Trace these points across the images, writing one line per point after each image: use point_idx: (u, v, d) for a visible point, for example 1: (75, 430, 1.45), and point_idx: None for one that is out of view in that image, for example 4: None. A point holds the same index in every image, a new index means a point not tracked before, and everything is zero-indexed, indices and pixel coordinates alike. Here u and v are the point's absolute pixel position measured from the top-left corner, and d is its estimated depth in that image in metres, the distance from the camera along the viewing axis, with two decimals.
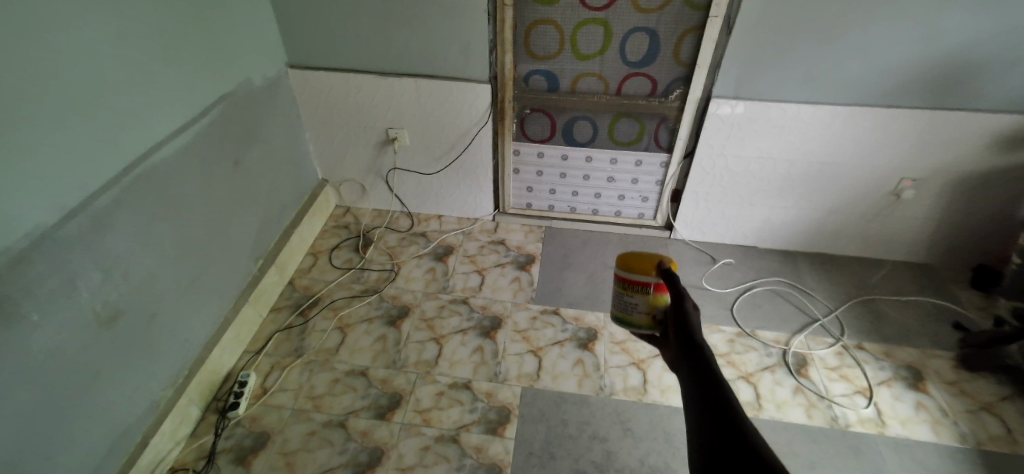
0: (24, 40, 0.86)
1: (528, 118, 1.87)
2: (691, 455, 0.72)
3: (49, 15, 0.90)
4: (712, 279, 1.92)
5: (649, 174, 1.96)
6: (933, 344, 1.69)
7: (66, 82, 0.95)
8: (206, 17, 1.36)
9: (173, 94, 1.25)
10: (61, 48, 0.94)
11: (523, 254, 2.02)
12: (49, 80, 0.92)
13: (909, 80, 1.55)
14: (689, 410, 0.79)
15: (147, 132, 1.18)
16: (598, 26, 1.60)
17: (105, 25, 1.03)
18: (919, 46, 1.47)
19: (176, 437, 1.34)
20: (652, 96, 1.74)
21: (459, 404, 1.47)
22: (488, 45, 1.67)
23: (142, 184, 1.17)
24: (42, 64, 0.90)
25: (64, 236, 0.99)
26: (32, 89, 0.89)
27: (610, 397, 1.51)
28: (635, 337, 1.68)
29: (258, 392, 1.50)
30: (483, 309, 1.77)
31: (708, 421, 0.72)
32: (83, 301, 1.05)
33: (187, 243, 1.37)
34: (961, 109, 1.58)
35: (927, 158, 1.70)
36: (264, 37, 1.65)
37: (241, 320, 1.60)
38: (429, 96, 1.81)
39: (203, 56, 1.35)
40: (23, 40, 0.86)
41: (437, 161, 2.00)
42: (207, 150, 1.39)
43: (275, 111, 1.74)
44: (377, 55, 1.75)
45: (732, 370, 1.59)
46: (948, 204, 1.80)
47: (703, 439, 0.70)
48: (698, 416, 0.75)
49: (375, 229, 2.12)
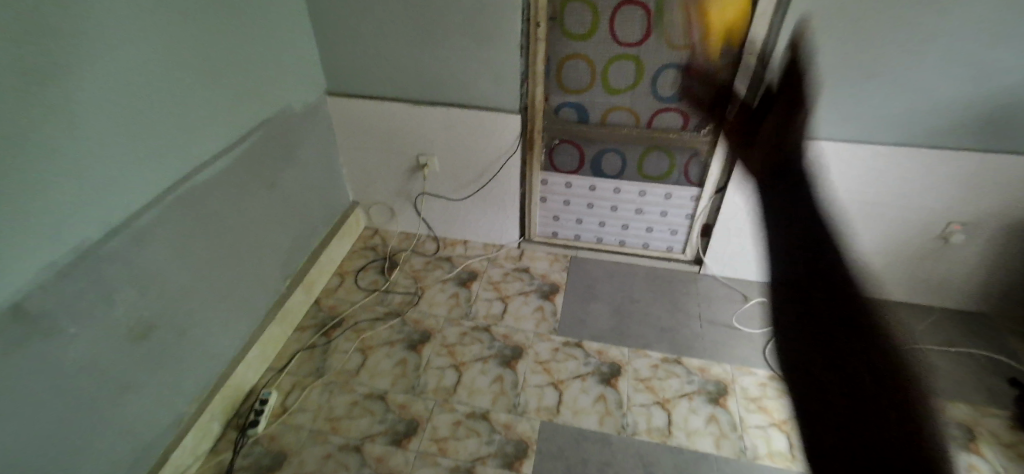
0: (73, 65, 0.93)
1: (557, 148, 1.88)
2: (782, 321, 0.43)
3: (101, 43, 0.97)
4: (743, 318, 1.85)
5: (678, 207, 1.93)
6: (987, 400, 1.56)
7: (111, 106, 1.01)
8: (254, 46, 1.44)
9: (216, 118, 1.31)
10: (111, 74, 1.00)
11: (547, 282, 2.00)
12: (97, 103, 0.98)
13: (954, 120, 1.49)
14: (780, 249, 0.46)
15: (189, 153, 1.24)
16: (631, 62, 1.62)
17: (155, 54, 1.10)
18: (964, 85, 1.42)
19: (196, 452, 1.35)
20: (684, 130, 1.73)
21: (476, 435, 1.44)
22: (520, 77, 1.70)
23: (184, 203, 1.23)
24: (90, 89, 0.96)
25: (103, 251, 1.04)
26: (77, 112, 0.94)
27: (633, 437, 1.45)
28: (660, 375, 1.62)
29: (278, 410, 1.51)
30: (505, 338, 1.75)
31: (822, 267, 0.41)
32: (120, 315, 1.10)
33: (222, 260, 1.41)
34: (1012, 150, 1.50)
35: (976, 201, 1.62)
36: (306, 65, 1.73)
37: (267, 337, 1.62)
38: (460, 124, 1.84)
39: (248, 83, 1.43)
40: (71, 66, 0.92)
41: (465, 188, 2.03)
42: (245, 170, 1.45)
43: (311, 135, 1.81)
44: (412, 85, 1.80)
45: (764, 416, 1.51)
46: (1002, 250, 1.70)
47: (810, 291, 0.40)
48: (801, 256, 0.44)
49: (401, 252, 2.15)
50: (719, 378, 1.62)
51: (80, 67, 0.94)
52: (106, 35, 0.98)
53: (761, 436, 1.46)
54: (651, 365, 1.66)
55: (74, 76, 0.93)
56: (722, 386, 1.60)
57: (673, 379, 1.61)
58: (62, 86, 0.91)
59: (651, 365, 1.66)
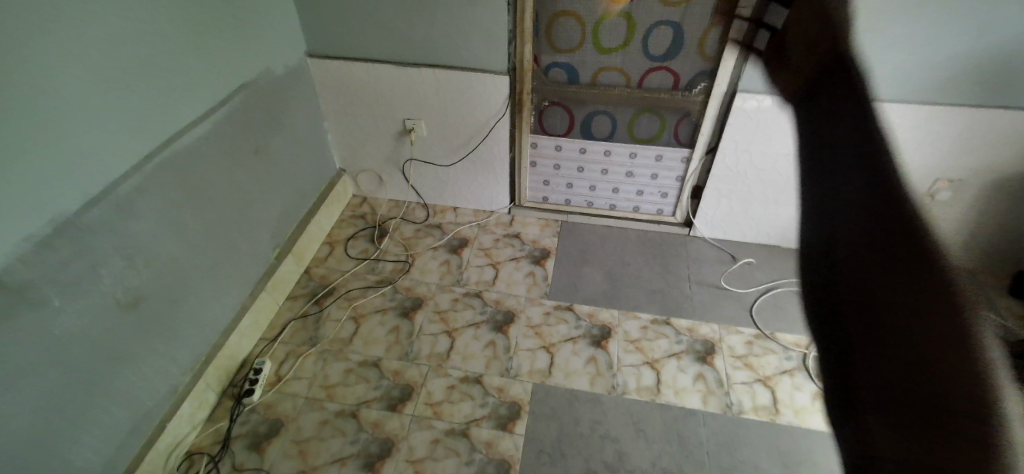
0: (40, 28, 0.87)
1: (546, 110, 1.84)
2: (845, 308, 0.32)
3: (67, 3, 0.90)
4: (731, 278, 1.87)
5: (669, 170, 1.91)
6: None
7: (84, 72, 0.96)
8: (229, 5, 1.36)
9: (195, 83, 1.25)
10: (81, 37, 0.94)
11: (538, 248, 1.99)
12: (67, 69, 0.93)
13: (954, 76, 1.47)
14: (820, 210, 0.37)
15: (167, 121, 1.19)
16: (622, 19, 1.55)
17: (128, 15, 1.04)
18: (967, 40, 1.39)
19: (193, 421, 1.37)
20: (676, 90, 1.68)
21: (470, 399, 1.47)
22: (509, 36, 1.63)
23: (164, 175, 1.19)
24: (59, 54, 0.91)
25: (86, 224, 1.01)
26: (46, 80, 0.89)
27: (622, 396, 1.49)
28: (650, 336, 1.66)
29: (273, 379, 1.53)
30: (497, 304, 1.76)
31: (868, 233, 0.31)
32: (107, 289, 1.08)
33: (208, 233, 1.39)
34: (1006, 107, 1.49)
35: (967, 159, 1.62)
36: (285, 25, 1.64)
37: (258, 308, 1.61)
38: (446, 86, 1.78)
39: (225, 45, 1.35)
40: (36, 29, 0.86)
41: (454, 153, 1.98)
42: (227, 139, 1.40)
43: (294, 100, 1.74)
44: (396, 45, 1.73)
45: (750, 373, 1.55)
46: (987, 207, 1.72)
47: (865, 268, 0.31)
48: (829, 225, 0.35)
49: (391, 220, 2.12)
50: (708, 338, 1.65)
51: (46, 29, 0.88)
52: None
53: (747, 392, 1.50)
54: (641, 327, 1.68)
55: (41, 40, 0.87)
56: (709, 345, 1.63)
57: (663, 340, 1.64)
58: (29, 51, 0.85)
59: (642, 327, 1.69)
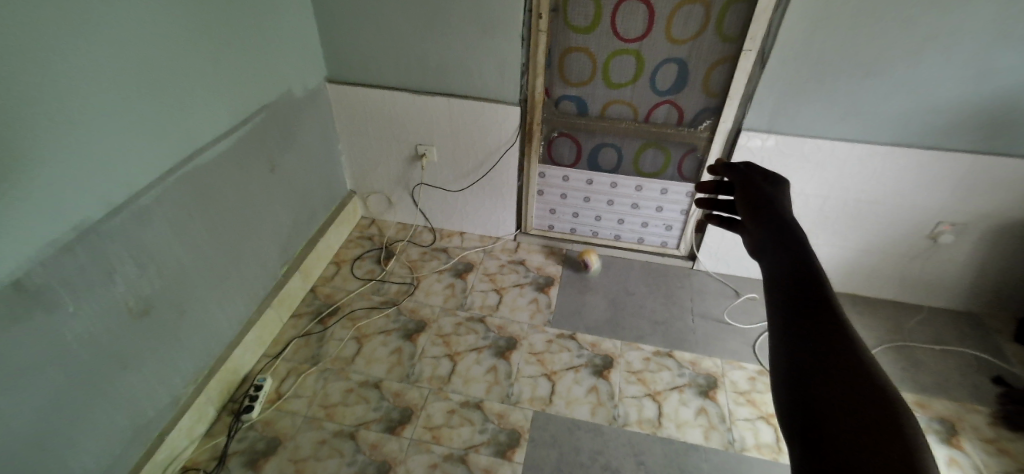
0: (78, 44, 0.92)
1: (555, 141, 1.89)
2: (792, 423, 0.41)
3: (104, 22, 0.96)
4: (735, 313, 1.87)
5: (674, 203, 1.95)
6: (971, 397, 1.60)
7: (113, 85, 1.01)
8: (254, 29, 1.43)
9: (217, 101, 1.31)
10: (113, 53, 1.00)
11: (542, 275, 2.01)
12: (99, 82, 0.98)
13: (952, 122, 1.51)
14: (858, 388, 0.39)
15: (190, 135, 1.23)
16: (631, 56, 1.62)
17: (158, 34, 1.10)
18: (965, 87, 1.44)
19: (191, 435, 1.36)
20: (681, 124, 1.74)
21: (470, 424, 1.46)
22: (521, 69, 1.70)
23: (183, 186, 1.23)
24: (93, 68, 0.96)
25: (105, 230, 1.04)
26: (78, 91, 0.94)
27: (624, 428, 1.47)
28: (652, 368, 1.65)
29: (273, 396, 1.52)
30: (499, 329, 1.76)
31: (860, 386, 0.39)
32: (117, 295, 1.10)
33: (220, 245, 1.42)
34: (1004, 153, 1.53)
35: (968, 202, 1.65)
36: (307, 50, 1.72)
37: (263, 323, 1.63)
38: (459, 114, 1.84)
39: (248, 65, 1.42)
40: (75, 44, 0.92)
41: (463, 178, 2.03)
42: (244, 154, 1.45)
43: (311, 121, 1.81)
44: (412, 73, 1.80)
45: (753, 409, 1.53)
46: (990, 252, 1.73)
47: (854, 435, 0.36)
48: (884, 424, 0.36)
49: (398, 242, 2.15)
50: (710, 372, 1.65)
51: (84, 45, 0.93)
52: (110, 14, 0.97)
53: (750, 428, 1.48)
54: (643, 358, 1.68)
55: (77, 53, 0.92)
56: (712, 379, 1.62)
57: (665, 372, 1.64)
58: (65, 63, 0.91)
59: (644, 357, 1.68)
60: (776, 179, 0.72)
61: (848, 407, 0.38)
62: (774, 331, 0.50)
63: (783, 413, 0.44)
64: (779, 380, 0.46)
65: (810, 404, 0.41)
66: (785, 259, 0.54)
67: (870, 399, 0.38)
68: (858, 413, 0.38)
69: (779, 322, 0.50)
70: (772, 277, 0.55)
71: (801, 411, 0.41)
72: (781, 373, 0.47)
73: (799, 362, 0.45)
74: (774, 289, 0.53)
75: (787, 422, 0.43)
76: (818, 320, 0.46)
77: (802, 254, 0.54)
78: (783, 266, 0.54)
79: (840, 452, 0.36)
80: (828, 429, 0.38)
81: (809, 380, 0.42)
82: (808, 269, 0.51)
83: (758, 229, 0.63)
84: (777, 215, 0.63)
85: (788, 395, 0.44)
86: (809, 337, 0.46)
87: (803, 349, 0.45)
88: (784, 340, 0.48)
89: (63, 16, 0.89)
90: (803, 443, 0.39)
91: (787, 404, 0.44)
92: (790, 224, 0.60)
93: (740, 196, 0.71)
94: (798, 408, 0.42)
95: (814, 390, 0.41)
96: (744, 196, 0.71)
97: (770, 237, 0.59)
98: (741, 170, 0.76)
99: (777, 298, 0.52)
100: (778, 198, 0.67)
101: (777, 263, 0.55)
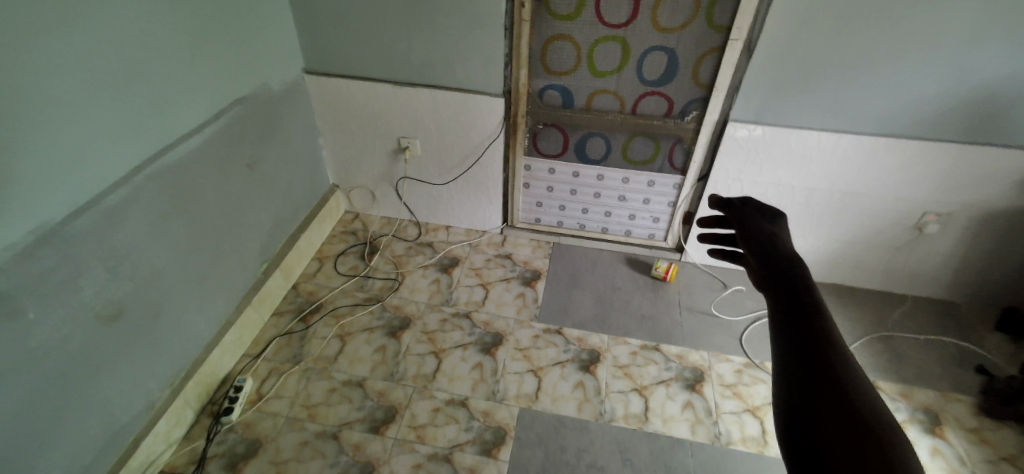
0: (35, 36, 0.86)
1: (541, 133, 1.85)
2: (789, 432, 0.41)
3: (62, 11, 0.90)
4: (721, 305, 1.87)
5: (662, 195, 1.93)
6: (952, 386, 1.62)
7: (75, 79, 0.95)
8: (227, 18, 1.37)
9: (188, 97, 1.26)
10: (74, 45, 0.93)
11: (529, 269, 1.99)
12: (58, 75, 0.92)
13: (941, 113, 1.50)
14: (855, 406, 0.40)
15: (159, 132, 1.18)
16: (617, 44, 1.58)
17: (125, 27, 1.04)
18: (954, 77, 1.42)
19: (169, 439, 1.33)
20: (668, 116, 1.71)
21: (455, 422, 1.44)
22: (504, 60, 1.66)
23: (154, 184, 1.18)
24: (52, 60, 0.90)
25: (71, 231, 0.99)
26: (34, 85, 0.88)
27: (610, 424, 1.47)
28: (639, 362, 1.64)
29: (254, 397, 1.49)
30: (486, 325, 1.74)
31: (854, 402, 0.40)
32: (86, 299, 1.06)
33: (195, 245, 1.37)
34: (991, 144, 1.53)
35: (954, 194, 1.64)
36: (283, 41, 1.66)
37: (243, 322, 1.59)
38: (443, 106, 1.80)
39: (221, 56, 1.36)
40: (32, 35, 0.86)
41: (448, 172, 1.99)
42: (219, 151, 1.40)
43: (289, 114, 1.75)
44: (393, 65, 1.75)
45: (738, 403, 1.53)
46: (974, 243, 1.74)
47: (854, 445, 0.36)
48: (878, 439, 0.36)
49: (382, 237, 2.11)
50: (697, 365, 1.64)
51: (40, 35, 0.87)
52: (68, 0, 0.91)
53: (735, 422, 1.48)
54: (630, 352, 1.67)
55: (31, 43, 0.86)
56: (698, 373, 1.62)
57: (652, 366, 1.63)
58: (21, 55, 0.84)
59: (631, 352, 1.67)
60: (775, 215, 0.71)
61: (847, 415, 0.39)
62: (771, 346, 0.50)
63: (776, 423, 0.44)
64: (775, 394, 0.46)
65: (807, 412, 0.41)
66: (784, 283, 0.54)
67: (861, 411, 0.39)
68: (855, 420, 0.38)
69: (776, 337, 0.50)
70: (773, 298, 0.54)
71: (799, 415, 0.41)
72: (776, 387, 0.46)
73: (795, 374, 0.45)
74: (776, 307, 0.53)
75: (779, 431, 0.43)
76: (813, 336, 0.47)
77: (801, 278, 0.54)
78: (783, 291, 0.53)
79: (835, 454, 0.36)
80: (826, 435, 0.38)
81: (808, 392, 0.42)
82: (809, 296, 0.51)
83: (756, 257, 0.61)
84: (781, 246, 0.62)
85: (783, 406, 0.44)
86: (807, 349, 0.46)
87: (801, 360, 0.45)
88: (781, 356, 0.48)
89: (19, 6, 0.82)
90: (800, 448, 0.39)
91: (780, 414, 0.43)
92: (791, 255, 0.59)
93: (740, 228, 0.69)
94: (793, 415, 0.42)
95: (808, 399, 0.42)
96: (742, 229, 0.69)
97: (772, 264, 0.58)
98: (737, 205, 0.73)
99: (775, 317, 0.51)
100: (779, 235, 0.66)
101: (778, 287, 0.55)
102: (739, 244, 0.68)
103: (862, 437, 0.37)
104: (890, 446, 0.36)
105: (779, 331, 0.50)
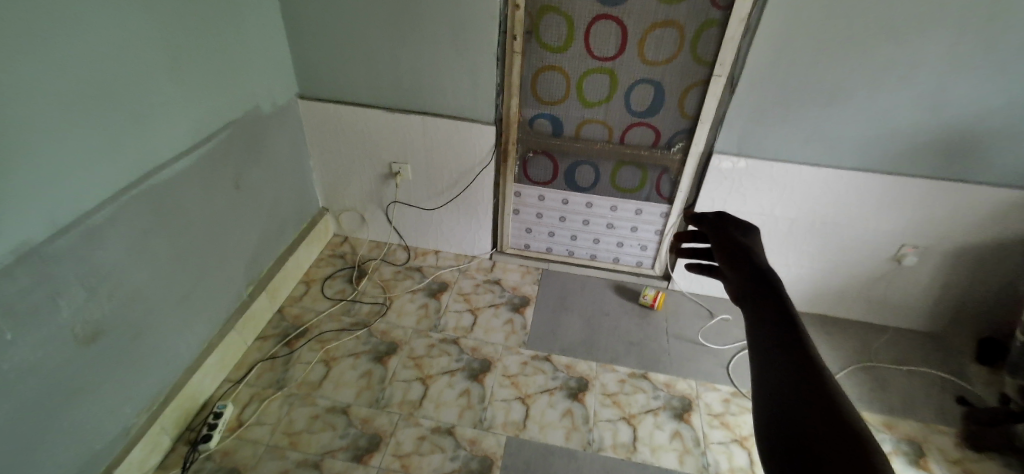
0: (21, 52, 0.87)
1: (531, 160, 1.89)
2: (775, 445, 0.41)
3: (50, 27, 0.91)
4: (708, 334, 1.88)
5: (649, 223, 1.96)
6: (935, 416, 1.64)
7: (59, 94, 0.95)
8: (221, 42, 1.40)
9: (179, 117, 1.27)
10: (60, 62, 0.94)
11: (518, 295, 1.99)
12: (44, 90, 0.92)
13: (910, 148, 1.57)
14: (837, 418, 0.40)
15: (147, 152, 1.19)
16: (605, 76, 1.64)
17: (119, 49, 1.07)
18: (921, 115, 1.51)
19: (143, 467, 1.28)
20: (655, 147, 1.76)
21: (441, 451, 1.41)
22: (496, 89, 1.71)
23: (140, 203, 1.18)
24: (36, 76, 0.90)
25: (51, 251, 0.98)
26: (17, 99, 0.88)
27: (599, 453, 1.45)
28: (627, 390, 1.64)
29: (234, 424, 1.45)
30: (473, 351, 1.73)
31: (836, 414, 0.41)
32: (64, 320, 1.03)
33: (181, 265, 1.36)
34: (960, 179, 1.60)
35: (929, 227, 1.71)
36: (277, 66, 1.69)
37: (225, 346, 1.56)
38: (435, 132, 1.83)
39: (213, 78, 1.38)
40: (17, 51, 0.86)
41: (438, 197, 2.01)
42: (208, 171, 1.41)
43: (280, 137, 1.77)
44: (385, 92, 1.79)
45: (726, 432, 1.53)
46: (950, 274, 1.80)
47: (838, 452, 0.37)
48: (859, 448, 0.37)
49: (371, 261, 2.11)
50: (684, 393, 1.64)
51: (27, 51, 0.87)
52: (58, 18, 0.92)
53: (724, 452, 1.48)
54: (619, 380, 1.67)
55: (16, 58, 0.86)
56: (686, 401, 1.62)
57: (640, 394, 1.62)
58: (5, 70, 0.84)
59: (619, 379, 1.67)
60: (748, 228, 0.69)
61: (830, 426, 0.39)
62: (753, 362, 0.50)
63: (760, 433, 0.44)
64: (759, 405, 0.47)
65: (793, 423, 0.41)
66: (766, 296, 0.55)
67: (844, 420, 0.40)
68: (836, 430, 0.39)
69: (759, 349, 0.50)
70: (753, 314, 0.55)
71: (784, 428, 0.41)
72: (761, 399, 0.46)
73: (781, 386, 0.45)
74: (757, 323, 0.53)
75: (765, 439, 0.43)
76: (795, 350, 0.47)
77: (782, 293, 0.55)
78: (763, 306, 0.54)
79: (821, 462, 0.37)
80: (813, 441, 0.39)
81: (794, 404, 0.43)
82: (787, 311, 0.52)
83: (737, 271, 0.62)
84: (756, 260, 0.62)
85: (769, 416, 0.44)
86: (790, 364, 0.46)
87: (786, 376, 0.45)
88: (766, 369, 0.48)
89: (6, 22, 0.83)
90: (786, 458, 0.39)
91: (767, 425, 0.43)
92: (764, 268, 0.60)
93: (715, 241, 0.69)
94: (778, 427, 0.42)
95: (795, 408, 0.42)
96: (718, 241, 0.69)
97: (749, 280, 0.59)
98: (711, 219, 0.73)
99: (757, 332, 0.52)
100: (754, 247, 0.66)
101: (758, 303, 0.55)
102: (716, 257, 0.68)
103: (848, 445, 0.38)
104: (871, 454, 0.37)
105: (763, 347, 0.50)
